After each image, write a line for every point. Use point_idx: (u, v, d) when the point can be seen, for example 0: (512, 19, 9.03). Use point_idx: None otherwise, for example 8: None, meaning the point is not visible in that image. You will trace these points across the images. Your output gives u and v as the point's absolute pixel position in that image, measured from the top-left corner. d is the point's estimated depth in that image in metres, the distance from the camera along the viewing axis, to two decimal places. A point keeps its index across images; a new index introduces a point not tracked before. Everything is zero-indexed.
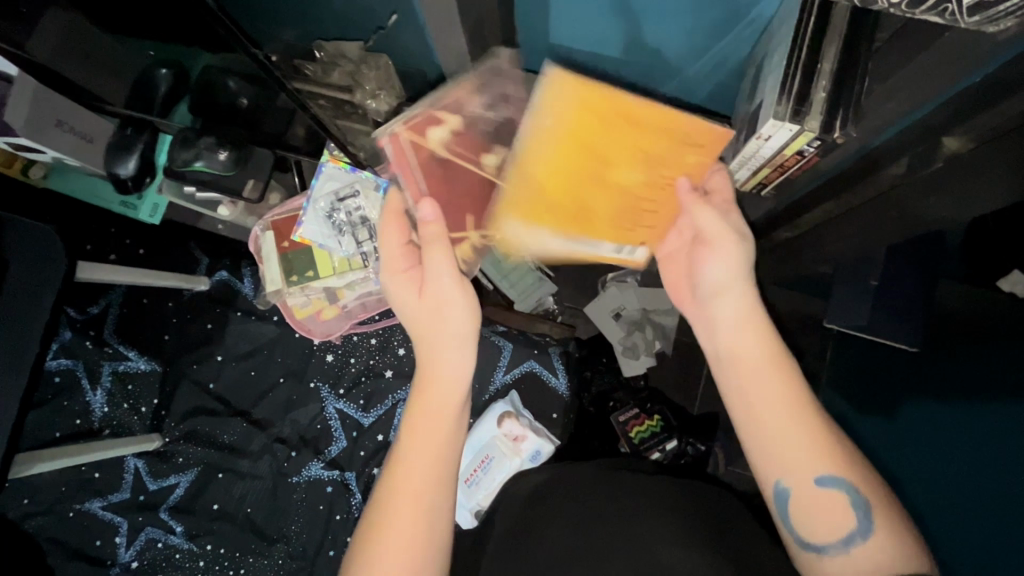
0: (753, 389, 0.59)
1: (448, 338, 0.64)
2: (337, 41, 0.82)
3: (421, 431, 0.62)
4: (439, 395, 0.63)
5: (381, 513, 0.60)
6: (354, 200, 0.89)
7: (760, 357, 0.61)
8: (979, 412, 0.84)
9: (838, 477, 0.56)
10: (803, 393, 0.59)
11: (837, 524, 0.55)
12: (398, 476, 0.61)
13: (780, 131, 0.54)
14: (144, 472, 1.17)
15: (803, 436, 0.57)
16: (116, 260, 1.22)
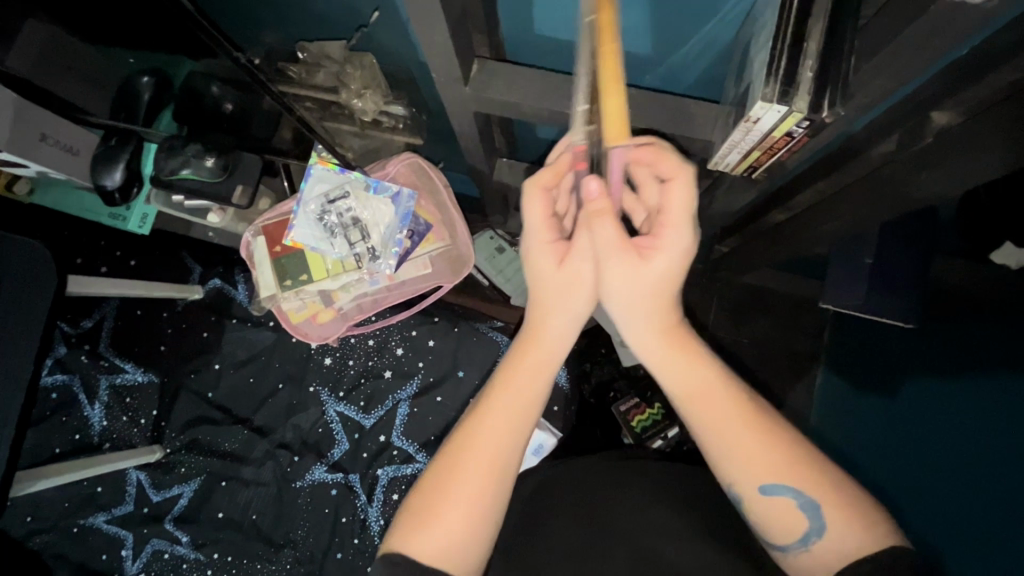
0: (687, 409, 0.62)
1: (562, 316, 0.64)
2: (321, 42, 0.81)
3: (503, 405, 0.62)
4: (539, 371, 0.63)
5: (446, 480, 0.60)
6: (343, 202, 0.88)
7: (691, 374, 0.62)
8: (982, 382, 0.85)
9: (783, 482, 0.57)
10: (734, 402, 0.60)
11: (789, 527, 0.57)
12: (468, 447, 0.61)
13: (769, 114, 0.52)
14: (146, 484, 1.17)
15: (739, 446, 0.59)
16: (108, 273, 1.21)
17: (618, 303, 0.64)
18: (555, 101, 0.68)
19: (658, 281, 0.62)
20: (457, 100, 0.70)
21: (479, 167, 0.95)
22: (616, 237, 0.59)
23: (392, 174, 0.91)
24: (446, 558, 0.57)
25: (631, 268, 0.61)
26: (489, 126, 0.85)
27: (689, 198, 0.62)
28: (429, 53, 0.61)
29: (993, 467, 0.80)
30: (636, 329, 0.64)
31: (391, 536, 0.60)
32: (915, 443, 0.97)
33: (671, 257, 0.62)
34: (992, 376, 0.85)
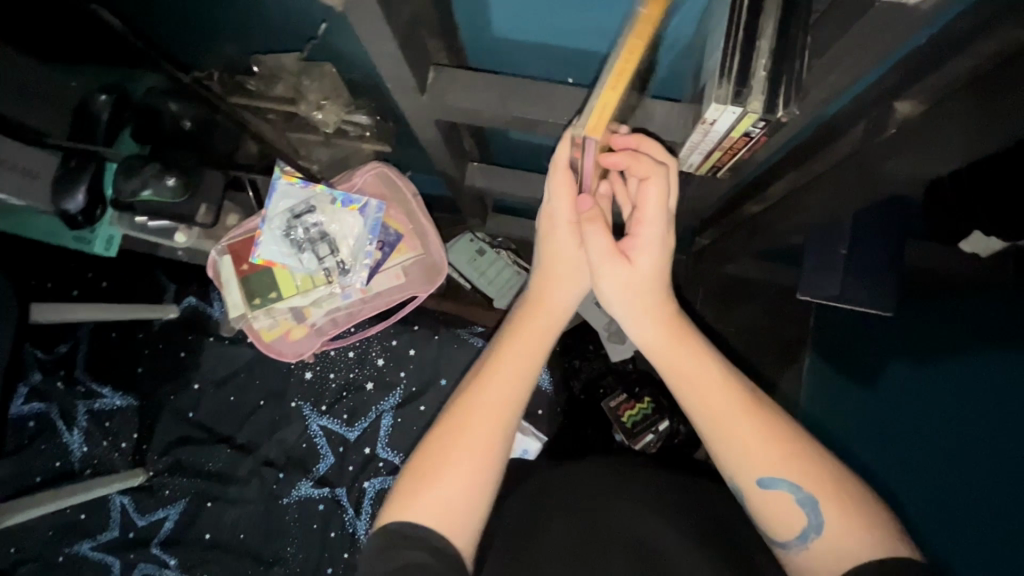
0: (688, 400, 0.62)
1: (565, 285, 0.70)
2: (274, 54, 0.78)
3: (505, 368, 0.65)
4: (540, 336, 0.68)
5: (448, 443, 0.62)
6: (309, 216, 0.86)
7: (692, 367, 0.63)
8: (969, 366, 0.86)
9: (782, 476, 0.58)
10: (734, 394, 0.61)
11: (787, 522, 0.57)
12: (470, 410, 0.63)
13: (725, 115, 0.51)
14: (131, 509, 1.15)
15: (740, 438, 0.59)
16: (80, 296, 1.18)
17: (616, 298, 0.68)
18: (513, 106, 0.67)
19: (647, 279, 0.67)
20: (416, 108, 0.69)
21: (448, 174, 0.94)
22: (608, 245, 0.67)
23: (359, 185, 0.90)
24: (444, 523, 0.58)
25: (619, 273, 0.67)
26: (454, 132, 0.83)
27: (663, 196, 0.64)
28: (380, 62, 0.59)
29: (978, 449, 0.81)
30: (636, 323, 0.67)
31: (390, 506, 0.60)
32: (903, 431, 0.98)
33: (654, 252, 0.67)
34: (972, 360, 0.86)
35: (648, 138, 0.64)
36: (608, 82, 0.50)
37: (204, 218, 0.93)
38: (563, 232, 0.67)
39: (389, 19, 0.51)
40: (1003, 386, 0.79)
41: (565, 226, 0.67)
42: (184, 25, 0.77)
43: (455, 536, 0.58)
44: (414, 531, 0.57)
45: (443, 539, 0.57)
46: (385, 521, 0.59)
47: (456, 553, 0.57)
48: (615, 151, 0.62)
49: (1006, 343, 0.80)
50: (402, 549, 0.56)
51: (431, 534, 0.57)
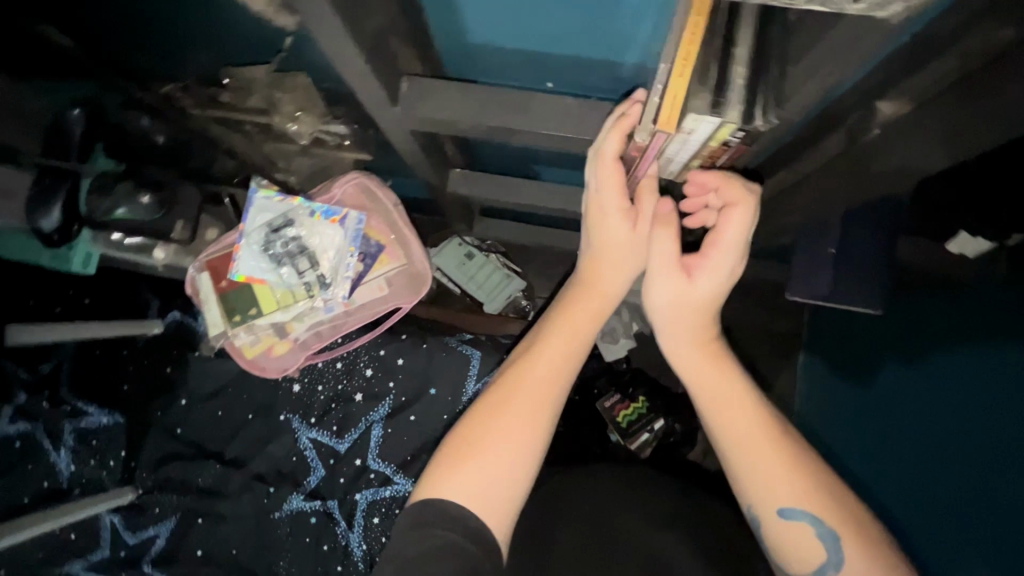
0: (715, 424, 0.64)
1: (615, 268, 0.67)
2: (243, 68, 0.77)
3: (551, 350, 0.64)
4: (586, 321, 0.66)
5: (487, 422, 0.60)
6: (287, 230, 0.85)
7: (725, 392, 0.64)
8: (960, 361, 0.85)
9: (805, 509, 0.59)
10: (765, 425, 0.62)
11: (805, 556, 0.59)
12: (513, 391, 0.61)
13: (702, 126, 0.48)
14: (121, 527, 1.13)
15: (766, 470, 0.60)
16: (62, 313, 1.15)
17: (663, 309, 0.67)
18: (489, 115, 0.65)
19: (701, 302, 0.66)
20: (390, 120, 0.67)
21: (431, 183, 0.93)
22: (673, 256, 0.66)
23: (337, 197, 0.88)
24: (480, 503, 0.56)
25: (676, 287, 0.66)
26: (434, 142, 0.82)
27: (744, 226, 0.64)
28: (349, 75, 0.58)
29: (969, 444, 0.79)
30: (678, 339, 0.68)
31: (424, 482, 0.58)
32: (896, 428, 0.97)
33: (717, 279, 0.65)
34: (960, 353, 0.85)
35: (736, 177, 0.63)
36: (678, 59, 0.45)
37: (181, 235, 0.94)
38: (614, 219, 0.64)
39: (355, 33, 0.50)
40: (992, 378, 0.78)
41: (616, 211, 0.63)
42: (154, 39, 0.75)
43: (492, 518, 0.56)
44: (449, 508, 0.55)
45: (479, 518, 0.55)
46: (420, 496, 0.57)
47: (492, 535, 0.55)
48: (700, 171, 0.64)
49: (999, 337, 0.79)
50: (435, 526, 0.54)
51: (466, 512, 0.55)
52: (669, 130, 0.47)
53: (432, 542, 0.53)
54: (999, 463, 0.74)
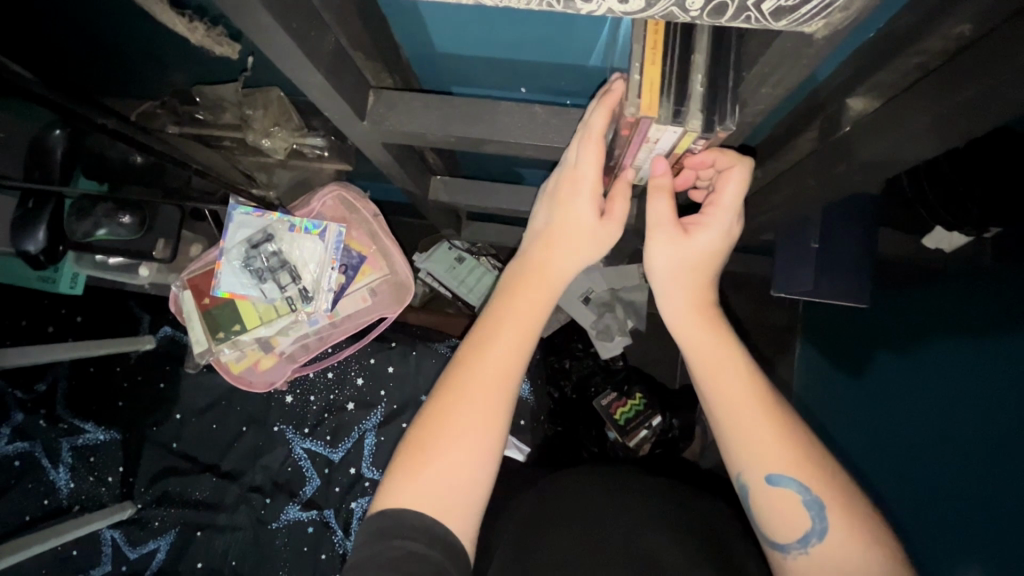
0: (706, 383, 0.59)
1: (563, 253, 0.61)
2: (214, 86, 0.80)
3: (502, 337, 0.58)
4: (535, 307, 0.60)
5: (443, 416, 0.55)
6: (267, 245, 0.85)
7: (719, 351, 0.59)
8: (945, 352, 0.86)
9: (792, 474, 0.54)
10: (757, 389, 0.57)
11: (790, 524, 0.54)
12: (466, 383, 0.56)
13: (666, 135, 0.50)
14: (122, 542, 1.12)
15: (755, 432, 0.55)
16: (54, 333, 1.16)
17: (661, 265, 0.62)
18: (456, 127, 0.65)
19: (701, 256, 0.62)
20: (360, 135, 0.67)
21: (411, 193, 0.93)
22: (669, 214, 0.61)
23: (317, 210, 0.90)
24: (440, 510, 0.52)
25: (675, 244, 0.61)
26: (408, 153, 0.82)
27: (740, 189, 0.61)
28: (313, 93, 0.58)
29: (959, 435, 0.79)
30: (674, 294, 0.62)
31: (384, 489, 0.54)
32: (887, 421, 0.97)
33: (717, 235, 0.62)
34: (955, 346, 0.84)
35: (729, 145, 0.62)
36: (646, 56, 0.46)
37: (162, 252, 0.97)
38: (576, 199, 0.60)
39: (311, 55, 0.50)
40: (986, 369, 0.77)
41: (588, 192, 0.59)
42: (130, 58, 0.76)
43: (452, 523, 0.53)
44: (406, 518, 0.52)
45: (438, 526, 0.52)
46: (379, 506, 0.54)
47: (455, 541, 0.52)
48: (699, 153, 0.61)
49: (991, 331, 0.78)
50: (395, 538, 0.51)
51: (424, 521, 0.52)
52: (651, 117, 0.47)
53: (391, 554, 0.50)
54: (988, 455, 0.74)
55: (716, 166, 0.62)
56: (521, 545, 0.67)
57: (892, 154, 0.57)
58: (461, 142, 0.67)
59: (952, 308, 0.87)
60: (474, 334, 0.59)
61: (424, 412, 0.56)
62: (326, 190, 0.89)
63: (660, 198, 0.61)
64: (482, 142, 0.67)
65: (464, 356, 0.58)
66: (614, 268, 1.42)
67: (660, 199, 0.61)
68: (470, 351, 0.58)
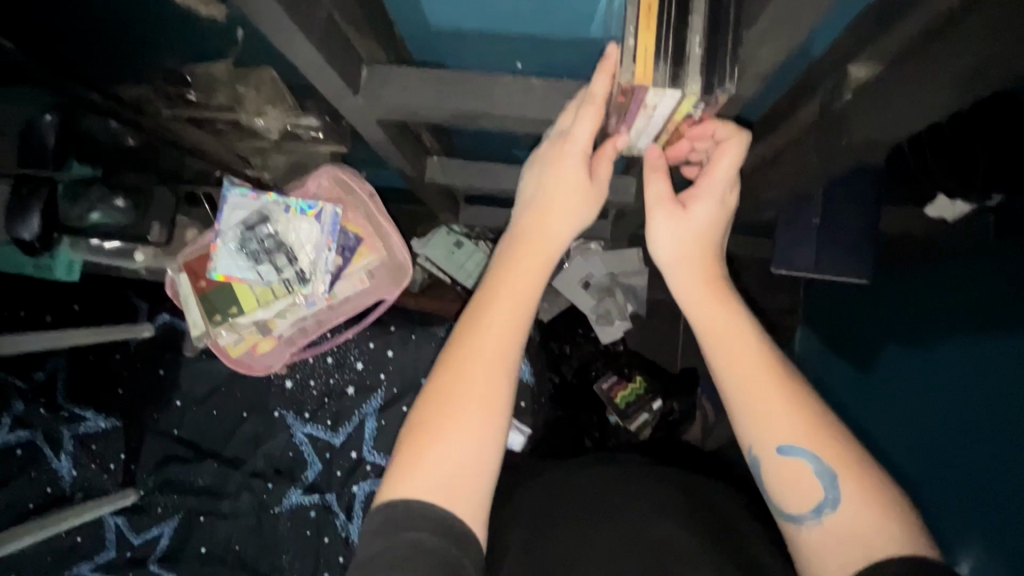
0: (713, 357, 0.58)
1: (556, 220, 0.60)
2: (204, 65, 0.79)
3: (499, 312, 0.56)
4: (527, 278, 0.58)
5: (444, 397, 0.54)
6: (263, 226, 0.86)
7: (725, 325, 0.59)
8: (952, 329, 0.86)
9: (803, 444, 0.53)
10: (766, 360, 0.57)
11: (803, 494, 0.53)
12: (468, 361, 0.55)
13: (665, 99, 0.48)
14: (126, 528, 1.12)
15: (763, 404, 0.55)
16: (52, 321, 1.15)
17: (660, 243, 0.63)
18: (451, 100, 0.64)
19: (701, 231, 0.62)
20: (353, 111, 0.66)
21: (407, 174, 0.92)
22: (667, 191, 0.62)
23: (314, 191, 0.90)
24: (447, 497, 0.50)
25: (675, 220, 0.62)
26: (405, 133, 0.81)
27: (737, 160, 0.60)
28: (304, 67, 0.57)
29: (973, 412, 0.79)
30: (677, 270, 0.62)
31: (388, 480, 0.52)
32: (897, 399, 0.97)
33: (713, 208, 0.62)
34: (962, 322, 0.84)
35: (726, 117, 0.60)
36: (640, 21, 0.45)
37: (158, 236, 0.99)
38: (569, 163, 0.59)
39: (300, 23, 0.49)
40: (991, 342, 0.78)
41: (579, 156, 0.58)
42: (119, 39, 0.74)
43: (459, 508, 0.50)
44: (415, 509, 0.49)
45: (445, 512, 0.49)
46: (383, 498, 0.51)
47: (464, 529, 0.50)
48: (699, 123, 0.60)
49: (1000, 307, 0.77)
50: (404, 531, 0.48)
51: (433, 511, 0.49)
52: (647, 83, 0.46)
53: (401, 549, 0.47)
54: (1002, 428, 0.74)
55: (716, 137, 0.61)
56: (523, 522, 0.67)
57: (892, 123, 0.56)
58: (457, 116, 0.66)
59: (958, 282, 0.86)
60: (470, 311, 0.57)
61: (424, 395, 0.55)
62: (321, 172, 0.88)
63: (654, 178, 0.63)
64: (478, 115, 0.65)
65: (461, 334, 0.56)
66: (614, 253, 1.43)
67: (655, 180, 0.63)
68: (468, 327, 0.56)
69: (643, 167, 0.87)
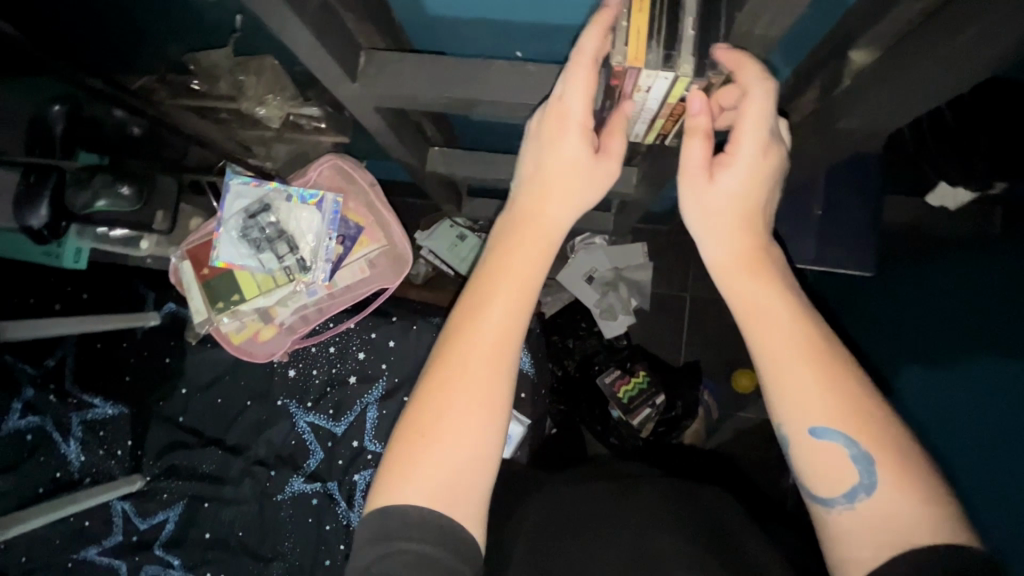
0: (749, 336, 0.53)
1: (556, 199, 0.57)
2: (205, 52, 0.80)
3: (500, 302, 0.54)
4: (522, 263, 0.56)
5: (441, 389, 0.52)
6: (264, 215, 0.88)
7: (763, 302, 0.53)
8: (971, 315, 0.87)
9: (836, 427, 0.49)
10: (804, 337, 0.51)
11: (835, 478, 0.49)
12: (462, 352, 0.52)
13: (658, 82, 0.51)
14: (132, 514, 1.13)
15: (798, 387, 0.50)
16: (62, 309, 1.17)
17: (689, 216, 0.57)
18: (449, 87, 0.64)
19: (731, 202, 0.55)
20: (353, 98, 0.67)
21: (409, 164, 0.92)
22: (702, 158, 0.54)
23: (314, 179, 0.91)
24: (444, 499, 0.49)
25: (698, 192, 0.55)
26: (405, 121, 0.82)
27: (764, 114, 0.52)
28: (303, 53, 0.58)
29: (980, 412, 0.83)
30: (709, 240, 0.56)
31: (380, 481, 0.51)
32: (924, 397, 0.95)
33: (742, 176, 0.54)
34: (991, 307, 0.84)
35: (750, 56, 0.49)
36: (632, 5, 0.48)
37: (161, 223, 1.01)
38: (571, 140, 0.55)
39: (295, 8, 0.49)
40: (991, 337, 0.83)
41: (578, 132, 0.55)
42: (126, 28, 0.76)
43: (453, 505, 0.49)
44: (410, 516, 0.48)
45: (440, 511, 0.48)
46: (377, 504, 0.50)
47: (462, 529, 0.49)
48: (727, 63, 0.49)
49: (1001, 300, 0.83)
50: (401, 540, 0.47)
51: (429, 516, 0.48)
52: (639, 66, 0.49)
53: (396, 560, 0.47)
54: (1003, 424, 0.79)
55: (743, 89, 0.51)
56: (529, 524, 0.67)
57: (886, 109, 0.56)
58: (454, 103, 0.66)
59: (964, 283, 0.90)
60: (466, 298, 0.55)
61: (419, 388, 0.53)
62: (323, 164, 0.90)
63: (698, 142, 0.54)
64: (473, 102, 0.66)
65: (456, 323, 0.54)
66: (619, 248, 1.44)
67: (694, 144, 0.54)
68: (464, 318, 0.54)
69: (644, 157, 0.87)
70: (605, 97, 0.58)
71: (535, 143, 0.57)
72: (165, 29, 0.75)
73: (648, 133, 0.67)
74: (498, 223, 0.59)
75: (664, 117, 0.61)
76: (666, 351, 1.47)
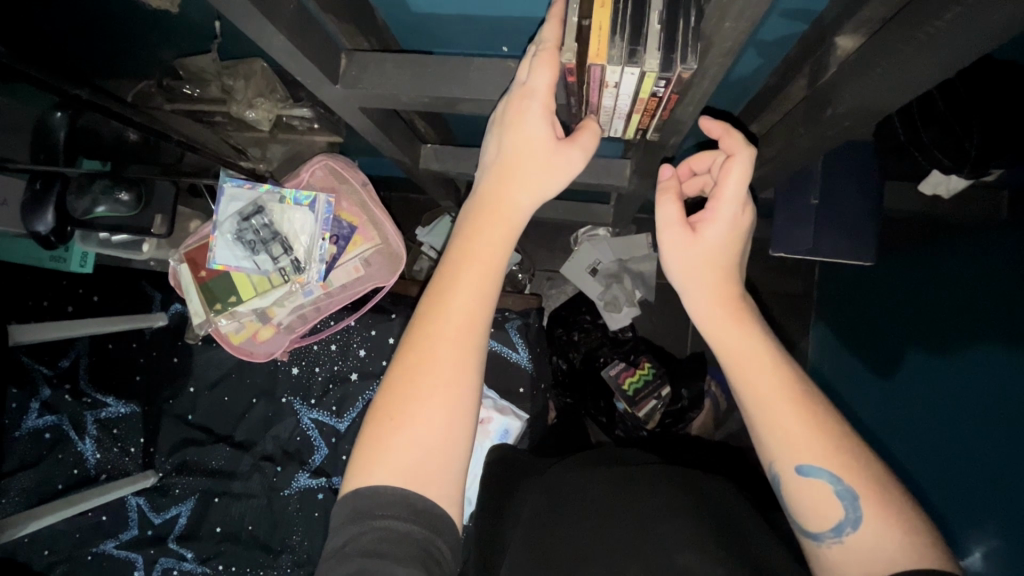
0: (732, 377, 0.54)
1: (525, 187, 0.57)
2: (193, 57, 0.83)
3: (465, 290, 0.54)
4: (490, 253, 0.56)
5: (410, 378, 0.52)
6: (258, 217, 0.90)
7: (742, 344, 0.54)
8: (983, 309, 0.85)
9: (824, 464, 0.49)
10: (782, 374, 0.52)
11: (820, 513, 0.49)
12: (432, 343, 0.53)
13: (626, 76, 0.51)
14: (146, 508, 1.16)
15: (781, 416, 0.50)
16: (74, 311, 1.21)
17: (670, 267, 0.60)
18: (425, 85, 0.64)
19: (713, 251, 0.58)
20: (337, 100, 0.67)
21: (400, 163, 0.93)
22: (677, 214, 0.59)
23: (307, 180, 0.94)
24: (417, 481, 0.50)
25: (680, 242, 0.59)
26: (394, 121, 0.82)
27: (745, 176, 0.57)
28: (280, 57, 0.58)
29: (983, 400, 0.82)
30: (693, 288, 0.58)
31: (355, 466, 0.52)
32: (935, 388, 0.92)
33: (727, 226, 0.58)
34: (1007, 301, 0.81)
35: (738, 129, 0.57)
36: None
37: (159, 229, 0.99)
38: (534, 126, 0.55)
39: (266, 10, 0.49)
40: (996, 327, 0.82)
41: (538, 117, 0.55)
42: (117, 32, 0.77)
43: (431, 491, 0.50)
44: (384, 496, 0.49)
45: (419, 496, 0.49)
46: (352, 486, 0.51)
47: (437, 508, 0.50)
48: (720, 130, 0.57)
49: (1005, 293, 0.82)
50: (375, 518, 0.48)
51: (404, 496, 0.49)
52: (602, 61, 0.49)
53: (372, 536, 0.48)
54: (1010, 414, 0.76)
55: (726, 151, 0.57)
56: (518, 516, 0.67)
57: (870, 101, 0.55)
58: (431, 104, 0.67)
59: (966, 284, 0.90)
60: (433, 290, 0.55)
61: (390, 378, 0.53)
62: (318, 169, 0.93)
63: (669, 200, 0.60)
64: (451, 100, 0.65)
65: (426, 315, 0.54)
66: (624, 239, 1.40)
67: (667, 202, 0.60)
68: (433, 310, 0.54)
69: (636, 150, 0.86)
70: (570, 92, 0.59)
71: (497, 133, 0.57)
72: (156, 29, 0.77)
73: (629, 130, 0.68)
74: (465, 211, 0.59)
75: (642, 114, 0.61)
76: (671, 342, 1.47)
